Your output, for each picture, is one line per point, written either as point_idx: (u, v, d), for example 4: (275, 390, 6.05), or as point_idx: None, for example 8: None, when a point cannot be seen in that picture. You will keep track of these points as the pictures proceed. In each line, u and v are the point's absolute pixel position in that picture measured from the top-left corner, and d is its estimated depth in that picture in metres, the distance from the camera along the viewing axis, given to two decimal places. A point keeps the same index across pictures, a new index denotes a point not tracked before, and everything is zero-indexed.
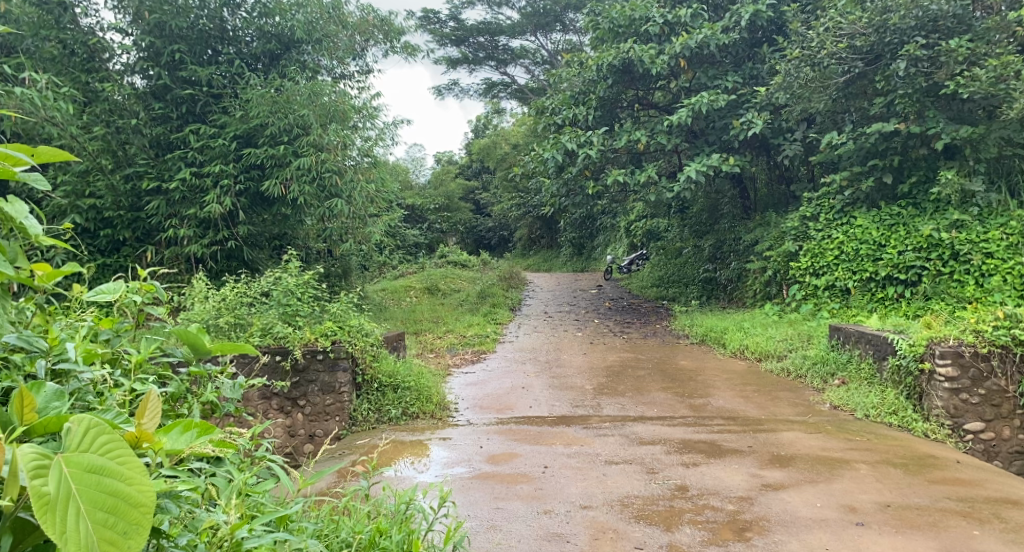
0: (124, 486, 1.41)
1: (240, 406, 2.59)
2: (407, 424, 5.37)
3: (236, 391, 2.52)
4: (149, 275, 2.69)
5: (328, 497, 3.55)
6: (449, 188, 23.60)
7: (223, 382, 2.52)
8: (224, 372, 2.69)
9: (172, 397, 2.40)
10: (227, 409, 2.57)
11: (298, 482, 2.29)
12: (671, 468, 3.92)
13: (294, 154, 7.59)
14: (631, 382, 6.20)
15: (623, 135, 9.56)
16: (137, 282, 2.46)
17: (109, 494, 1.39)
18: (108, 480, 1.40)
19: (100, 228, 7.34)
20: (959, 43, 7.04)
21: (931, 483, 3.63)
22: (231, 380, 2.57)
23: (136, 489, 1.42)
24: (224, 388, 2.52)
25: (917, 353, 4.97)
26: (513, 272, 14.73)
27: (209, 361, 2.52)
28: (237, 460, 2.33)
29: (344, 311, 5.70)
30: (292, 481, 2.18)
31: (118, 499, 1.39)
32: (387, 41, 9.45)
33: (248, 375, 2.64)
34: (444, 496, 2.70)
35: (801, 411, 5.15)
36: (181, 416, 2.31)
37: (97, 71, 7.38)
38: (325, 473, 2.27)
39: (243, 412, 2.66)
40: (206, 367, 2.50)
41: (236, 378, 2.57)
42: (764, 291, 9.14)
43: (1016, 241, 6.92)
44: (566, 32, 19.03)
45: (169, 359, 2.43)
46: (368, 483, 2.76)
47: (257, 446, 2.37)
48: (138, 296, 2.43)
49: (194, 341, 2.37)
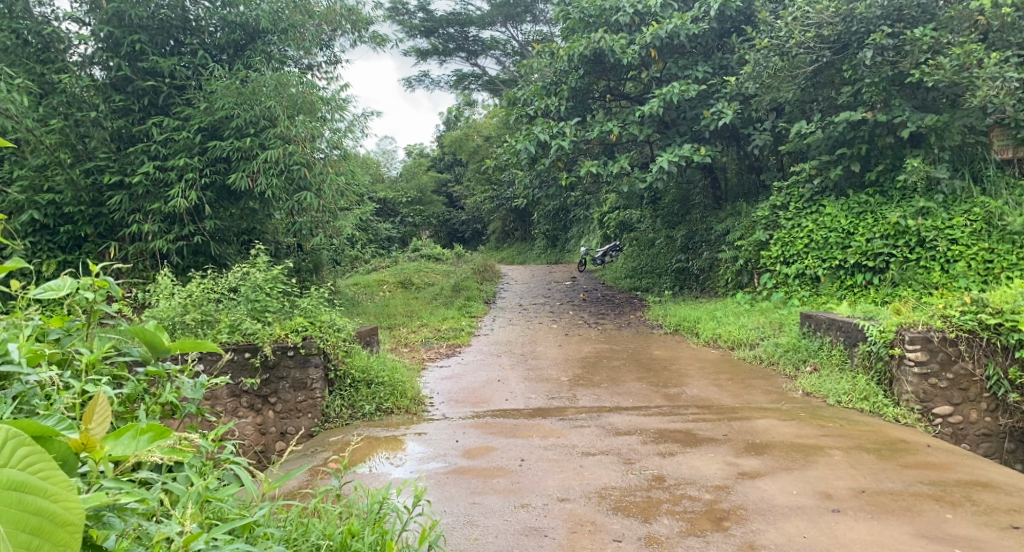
0: (49, 504, 1.49)
1: (202, 407, 2.51)
2: (381, 419, 5.31)
3: (197, 391, 2.45)
4: (102, 270, 2.59)
5: (301, 497, 3.46)
6: (421, 181, 23.44)
7: (184, 382, 2.45)
8: (186, 373, 2.60)
9: (127, 398, 2.32)
10: (189, 411, 2.48)
11: (261, 488, 2.26)
12: (648, 458, 3.91)
13: (261, 146, 7.45)
14: (606, 373, 6.20)
15: (595, 126, 9.54)
16: (90, 278, 2.37)
17: (33, 513, 1.47)
18: (30, 498, 1.48)
19: (60, 224, 7.17)
20: (923, 32, 7.12)
21: (904, 467, 3.66)
22: (193, 379, 2.49)
23: (62, 507, 1.50)
24: (185, 388, 2.44)
25: (887, 338, 5.03)
26: (487, 265, 14.67)
27: (169, 362, 2.45)
28: (198, 464, 2.28)
29: (315, 306, 5.59)
30: (256, 486, 2.18)
31: (42, 519, 1.47)
32: (355, 31, 9.30)
33: (210, 376, 2.56)
34: (419, 495, 2.64)
35: (774, 398, 5.20)
36: (136, 418, 2.25)
37: (54, 62, 7.14)
38: (289, 478, 2.31)
39: (206, 414, 2.57)
40: (165, 367, 2.43)
41: (198, 378, 2.49)
42: (735, 280, 9.20)
43: (979, 228, 7.09)
44: (536, 23, 19.01)
45: (125, 358, 2.36)
46: (340, 483, 2.69)
47: (218, 450, 2.33)
48: (92, 292, 2.34)
49: (153, 339, 2.33)
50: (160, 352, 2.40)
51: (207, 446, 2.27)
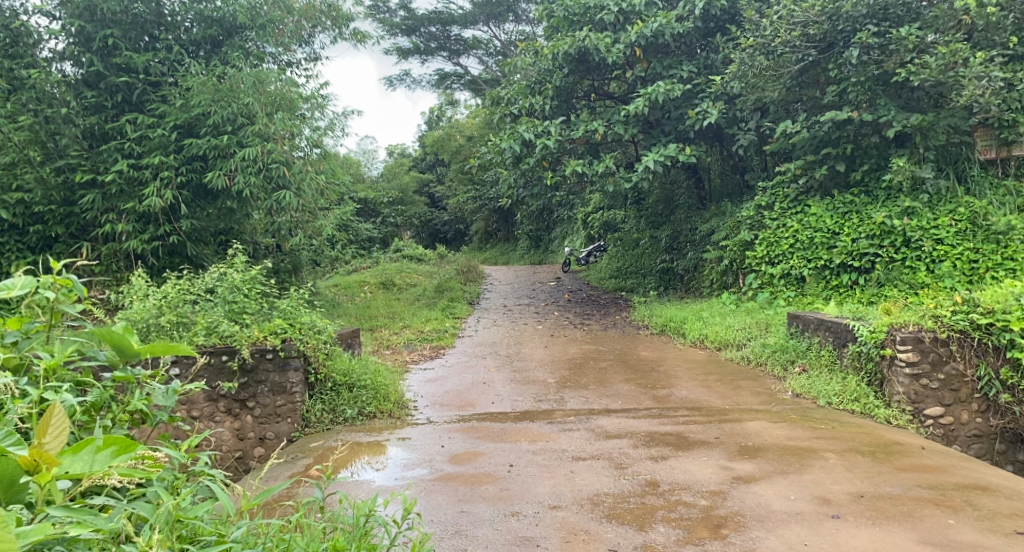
0: None
1: (175, 415, 2.37)
2: (363, 424, 5.16)
3: (169, 398, 2.30)
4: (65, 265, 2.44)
5: (280, 511, 3.31)
6: (403, 181, 23.23)
7: (155, 389, 2.30)
8: (156, 380, 2.46)
9: (91, 407, 2.18)
10: (161, 420, 2.33)
11: (239, 504, 2.14)
12: (640, 462, 3.81)
13: (239, 144, 7.26)
14: (593, 374, 6.11)
15: (580, 125, 9.45)
16: (52, 276, 2.23)
17: None
18: None
19: (29, 224, 6.95)
20: (908, 31, 7.11)
21: (901, 470, 3.60)
22: (164, 386, 2.35)
23: None
24: (155, 395, 2.29)
25: (878, 339, 4.98)
26: (470, 265, 14.53)
27: (139, 368, 2.32)
28: (170, 478, 2.17)
29: (295, 308, 5.43)
30: (231, 503, 2.06)
31: None
32: (335, 27, 9.13)
33: (183, 381, 2.42)
34: (407, 507, 2.51)
35: (764, 400, 5.13)
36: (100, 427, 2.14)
37: (23, 56, 6.95)
38: (268, 491, 2.17)
39: (179, 423, 2.43)
40: (134, 372, 2.30)
41: (169, 385, 2.35)
42: (720, 281, 9.15)
43: (965, 227, 7.08)
44: (518, 22, 18.94)
45: (90, 363, 2.23)
46: (324, 494, 2.55)
47: (192, 462, 2.20)
48: (53, 291, 2.20)
49: (121, 342, 2.20)
50: (128, 356, 2.27)
51: (178, 459, 2.15)
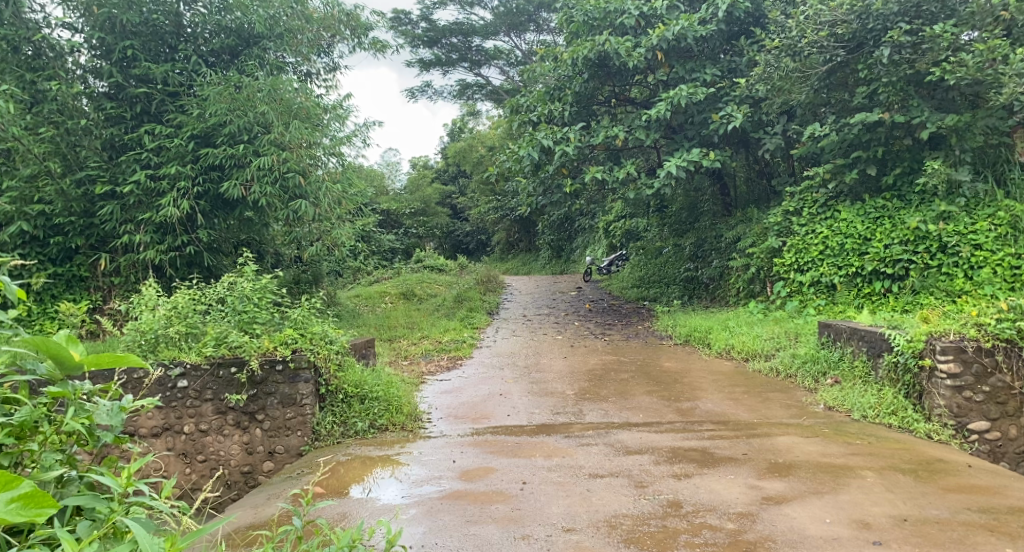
0: None
1: (124, 436, 2.24)
2: (375, 437, 4.91)
3: (114, 417, 2.16)
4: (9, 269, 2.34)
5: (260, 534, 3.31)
6: (425, 193, 22.89)
7: (99, 406, 2.16)
8: (109, 395, 2.32)
9: (20, 427, 2.06)
10: (107, 441, 2.18)
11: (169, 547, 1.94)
12: (662, 480, 3.59)
13: (255, 154, 7.19)
14: (614, 386, 5.88)
15: (599, 131, 9.26)
16: None
17: None
18: None
19: (50, 236, 7.01)
20: (943, 28, 6.81)
21: (947, 491, 3.33)
22: (110, 403, 2.20)
23: None
24: (99, 413, 2.15)
25: (916, 349, 4.69)
26: (491, 275, 14.36)
27: (84, 384, 2.20)
28: (104, 511, 2.03)
29: (307, 317, 5.27)
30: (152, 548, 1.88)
31: None
32: (354, 37, 9.00)
33: (136, 398, 2.28)
34: (393, 540, 2.32)
35: (795, 413, 4.87)
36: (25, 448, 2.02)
37: (45, 69, 6.94)
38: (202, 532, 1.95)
39: (133, 445, 2.28)
40: (75, 388, 2.17)
41: (116, 402, 2.21)
42: (747, 289, 8.84)
43: (1005, 232, 6.73)
44: (540, 32, 18.87)
45: (25, 377, 2.13)
46: (302, 524, 2.38)
47: (127, 491, 2.05)
48: None
49: (57, 353, 2.11)
50: (69, 368, 2.16)
51: (111, 488, 2.01)
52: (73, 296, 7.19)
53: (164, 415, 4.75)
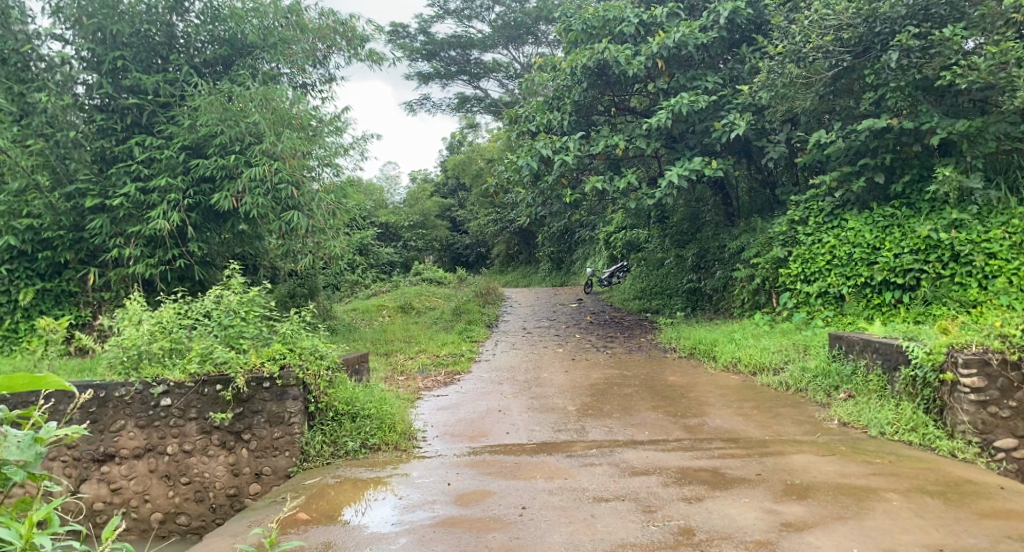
0: None
1: (41, 472, 2.00)
2: (367, 458, 4.65)
3: (26, 453, 1.92)
4: None
5: None
6: (424, 206, 22.74)
7: (9, 439, 1.92)
8: (30, 422, 2.08)
9: None
10: (18, 478, 1.94)
11: None
12: (671, 504, 3.36)
13: (247, 164, 6.97)
14: (618, 401, 5.63)
15: (600, 140, 9.07)
16: None
17: None
18: None
19: (38, 250, 6.85)
20: (952, 31, 6.64)
21: (981, 517, 3.12)
22: (24, 434, 1.95)
23: None
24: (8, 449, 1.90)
25: (936, 362, 4.44)
26: (490, 288, 14.12)
27: None
28: None
29: (296, 332, 5.00)
30: None
31: None
32: (350, 48, 8.63)
33: (57, 427, 2.03)
34: None
35: (808, 430, 4.63)
36: None
37: (34, 80, 6.76)
38: None
39: (53, 481, 2.06)
40: None
41: (31, 434, 1.96)
42: (752, 300, 8.60)
43: (1020, 240, 6.51)
44: (538, 44, 18.80)
45: None
46: None
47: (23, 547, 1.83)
48: None
49: None
50: None
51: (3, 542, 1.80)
52: (61, 311, 6.98)
53: (147, 436, 4.58)
